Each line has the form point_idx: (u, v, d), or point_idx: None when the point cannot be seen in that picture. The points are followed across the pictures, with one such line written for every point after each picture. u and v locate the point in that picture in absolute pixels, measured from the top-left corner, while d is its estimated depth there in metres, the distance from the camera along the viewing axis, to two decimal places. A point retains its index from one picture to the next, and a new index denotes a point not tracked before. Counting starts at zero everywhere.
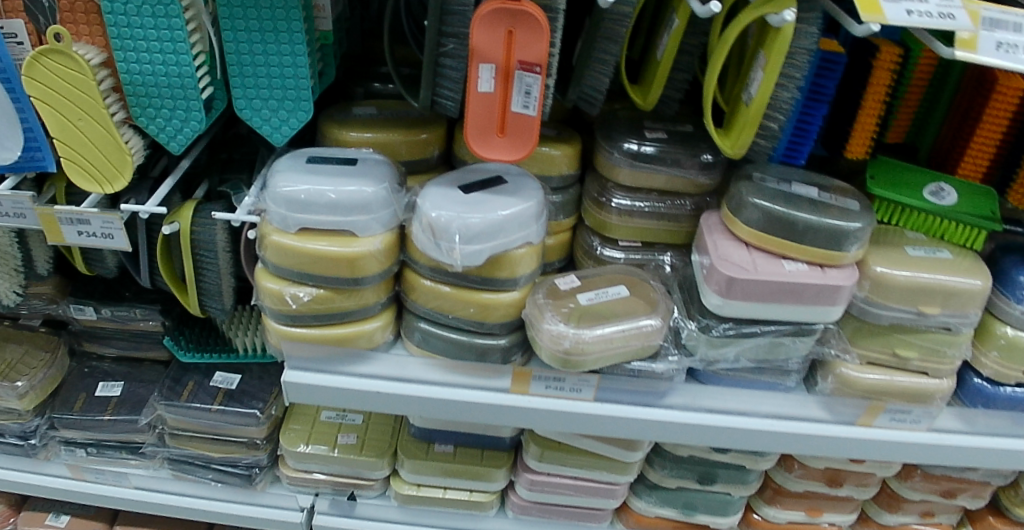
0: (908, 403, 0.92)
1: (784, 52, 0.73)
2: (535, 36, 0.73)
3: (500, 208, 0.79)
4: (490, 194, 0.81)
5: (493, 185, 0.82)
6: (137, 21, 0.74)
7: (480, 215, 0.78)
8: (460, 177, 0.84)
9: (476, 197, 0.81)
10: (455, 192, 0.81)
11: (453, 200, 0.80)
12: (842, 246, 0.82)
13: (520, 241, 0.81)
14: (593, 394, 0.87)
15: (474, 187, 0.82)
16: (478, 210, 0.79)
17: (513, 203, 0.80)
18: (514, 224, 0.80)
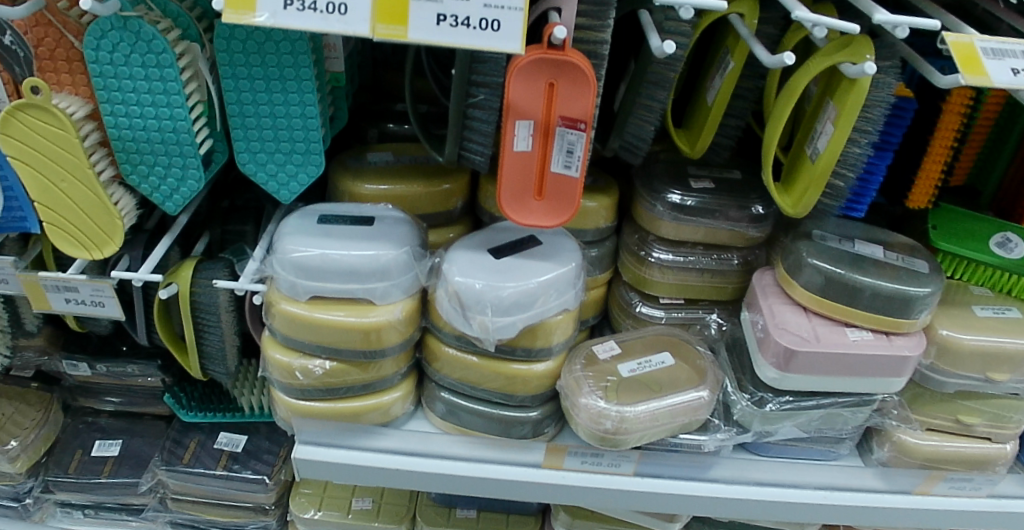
0: (969, 471, 0.85)
1: (860, 104, 0.66)
2: (580, 88, 0.64)
3: (536, 275, 0.71)
4: (523, 259, 0.73)
5: (526, 248, 0.75)
6: (125, 71, 0.65)
7: (514, 285, 0.70)
8: (489, 239, 0.76)
9: (507, 262, 0.73)
10: (484, 256, 0.73)
11: (482, 265, 0.72)
12: (909, 313, 0.75)
13: (555, 311, 0.73)
14: (633, 468, 0.80)
15: (505, 251, 0.74)
16: (512, 278, 0.71)
17: (549, 270, 0.72)
18: (550, 293, 0.72)
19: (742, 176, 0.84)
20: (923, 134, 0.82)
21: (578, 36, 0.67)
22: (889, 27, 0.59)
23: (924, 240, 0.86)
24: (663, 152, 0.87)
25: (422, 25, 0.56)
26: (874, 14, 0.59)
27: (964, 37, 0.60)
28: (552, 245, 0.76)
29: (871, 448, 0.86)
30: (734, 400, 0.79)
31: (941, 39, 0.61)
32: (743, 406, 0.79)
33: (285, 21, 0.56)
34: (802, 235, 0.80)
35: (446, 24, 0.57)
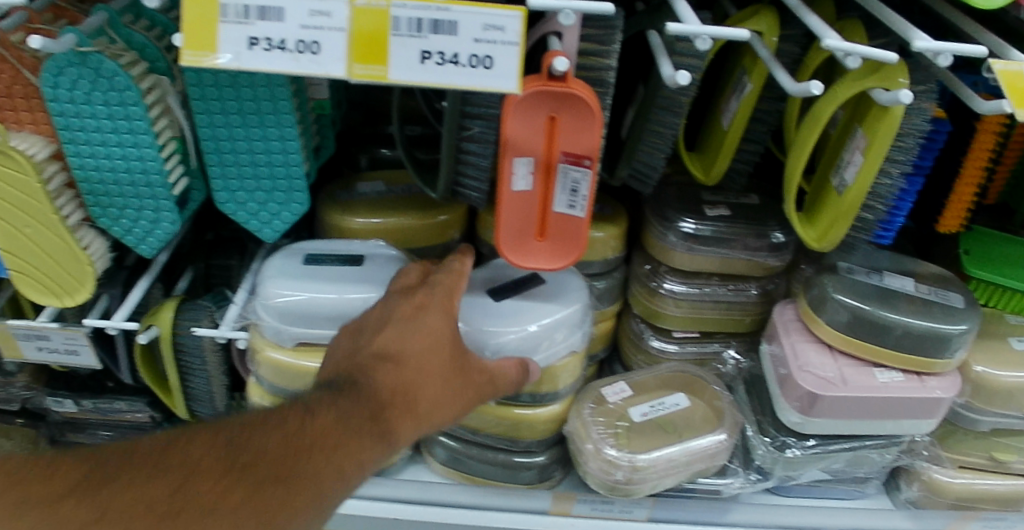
0: (1003, 510, 0.81)
1: (893, 134, 0.61)
2: (584, 122, 0.58)
3: (539, 319, 0.66)
4: (526, 299, 0.68)
5: (527, 287, 0.69)
6: (87, 111, 0.60)
7: (515, 330, 0.65)
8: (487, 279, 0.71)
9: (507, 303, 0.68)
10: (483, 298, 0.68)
11: (480, 309, 0.67)
12: (944, 353, 0.70)
13: (562, 353, 0.68)
14: (647, 514, 0.76)
15: (503, 291, 0.69)
16: (512, 322, 0.66)
17: (552, 309, 0.67)
18: (554, 334, 0.67)
19: (760, 200, 0.78)
20: (954, 157, 0.77)
21: (582, 63, 0.60)
22: (931, 54, 0.54)
23: (956, 265, 0.81)
24: (674, 174, 0.82)
25: (403, 64, 0.51)
26: (914, 41, 0.54)
27: (1013, 63, 0.55)
28: (556, 282, 0.70)
29: (899, 487, 0.82)
30: (754, 444, 0.75)
31: (988, 65, 0.56)
32: (764, 452, 0.74)
33: (250, 63, 0.51)
34: (827, 268, 0.74)
35: (432, 62, 0.51)
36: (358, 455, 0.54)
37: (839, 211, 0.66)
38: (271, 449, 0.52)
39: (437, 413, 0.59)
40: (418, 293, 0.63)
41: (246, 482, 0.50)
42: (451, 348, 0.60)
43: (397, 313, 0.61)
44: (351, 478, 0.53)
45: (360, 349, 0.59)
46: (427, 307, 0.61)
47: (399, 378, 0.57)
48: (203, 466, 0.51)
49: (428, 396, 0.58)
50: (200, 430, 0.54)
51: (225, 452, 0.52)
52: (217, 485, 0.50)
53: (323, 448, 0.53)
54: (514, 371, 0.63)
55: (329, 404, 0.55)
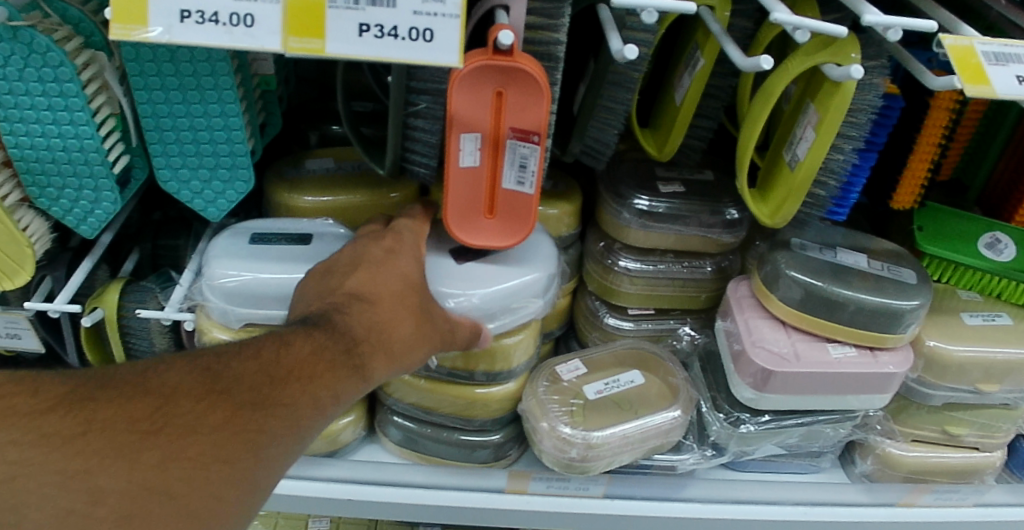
0: (955, 482, 0.82)
1: (845, 109, 0.61)
2: (532, 98, 0.57)
3: (486, 288, 0.65)
4: (481, 265, 0.67)
5: (489, 251, 0.68)
6: (19, 87, 0.58)
7: (456, 297, 0.64)
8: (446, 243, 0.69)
9: (470, 268, 0.66)
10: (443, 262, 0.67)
11: (444, 274, 0.66)
12: (894, 328, 0.70)
13: (525, 318, 0.68)
14: (603, 491, 0.76)
15: (465, 257, 0.68)
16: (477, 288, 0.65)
17: (517, 275, 0.66)
18: (519, 300, 0.66)
19: (714, 176, 0.78)
20: (907, 132, 0.77)
21: (529, 37, 0.59)
22: (881, 28, 0.53)
23: (909, 240, 0.81)
24: (629, 150, 0.81)
25: (341, 36, 0.48)
26: (864, 15, 0.53)
27: (963, 38, 0.55)
28: (520, 247, 0.69)
29: (854, 461, 0.83)
30: (708, 421, 0.75)
31: (938, 40, 0.55)
32: (718, 428, 0.75)
33: (182, 36, 0.48)
34: (781, 244, 0.74)
35: (370, 35, 0.48)
36: (335, 388, 0.54)
37: (791, 187, 0.66)
38: (248, 375, 0.51)
39: (408, 356, 0.59)
40: (389, 236, 0.64)
41: (228, 401, 0.49)
42: (421, 293, 0.61)
43: (370, 253, 0.62)
44: (326, 409, 0.53)
45: (331, 291, 0.59)
46: (397, 249, 0.63)
47: (374, 316, 0.58)
48: (184, 389, 0.49)
49: (405, 333, 0.59)
50: (176, 356, 0.51)
51: (204, 373, 0.50)
52: (197, 403, 0.48)
53: (300, 378, 0.52)
54: (468, 331, 0.63)
55: (307, 333, 0.55)
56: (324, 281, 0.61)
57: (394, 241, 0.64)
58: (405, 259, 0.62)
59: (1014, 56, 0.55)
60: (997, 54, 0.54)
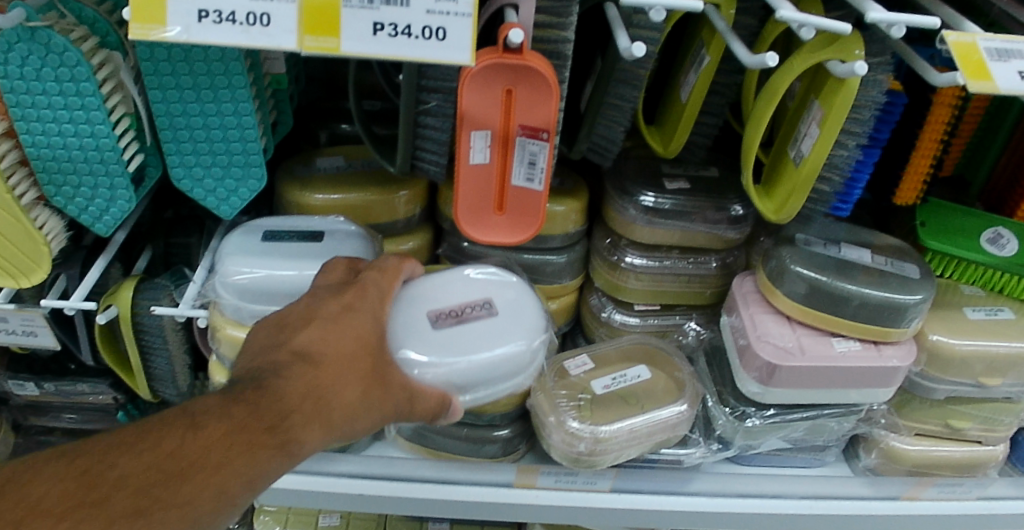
0: (958, 476, 0.83)
1: (848, 106, 0.62)
2: (541, 96, 0.58)
3: (455, 359, 0.60)
4: (457, 330, 0.61)
5: (474, 317, 0.62)
6: (36, 87, 0.59)
7: (419, 369, 0.59)
8: (431, 294, 0.64)
9: (450, 334, 0.61)
10: (418, 323, 0.61)
11: (413, 337, 0.60)
12: (898, 322, 0.71)
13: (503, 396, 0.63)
14: (610, 484, 0.77)
15: (448, 318, 0.62)
16: (452, 366, 0.60)
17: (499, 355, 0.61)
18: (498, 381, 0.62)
19: (719, 172, 0.79)
20: (909, 129, 0.78)
21: (538, 36, 0.60)
22: (884, 25, 0.54)
23: (912, 236, 0.82)
24: (634, 148, 0.82)
25: (357, 35, 0.49)
26: (868, 13, 0.54)
27: (965, 35, 0.56)
28: (504, 316, 0.63)
29: (858, 455, 0.84)
30: (714, 414, 0.76)
31: (941, 38, 0.56)
32: (724, 422, 0.75)
33: (200, 35, 0.49)
34: (785, 240, 0.75)
35: (385, 34, 0.49)
36: (250, 473, 0.50)
37: (795, 182, 0.67)
38: (136, 477, 0.48)
39: (346, 431, 0.55)
40: (350, 293, 0.60)
41: (105, 512, 0.46)
42: (366, 361, 0.56)
43: (315, 315, 0.57)
44: (233, 499, 0.50)
45: (278, 345, 0.55)
46: (356, 314, 0.58)
47: (312, 386, 0.53)
48: (50, 502, 0.46)
49: (347, 398, 0.54)
50: (50, 453, 0.49)
51: (79, 478, 0.47)
52: (68, 518, 0.46)
53: (200, 470, 0.49)
54: (434, 402, 0.59)
55: (219, 418, 0.51)
56: (268, 338, 0.56)
57: (350, 304, 0.58)
58: (368, 324, 0.58)
59: (1015, 52, 0.56)
60: (998, 50, 0.55)
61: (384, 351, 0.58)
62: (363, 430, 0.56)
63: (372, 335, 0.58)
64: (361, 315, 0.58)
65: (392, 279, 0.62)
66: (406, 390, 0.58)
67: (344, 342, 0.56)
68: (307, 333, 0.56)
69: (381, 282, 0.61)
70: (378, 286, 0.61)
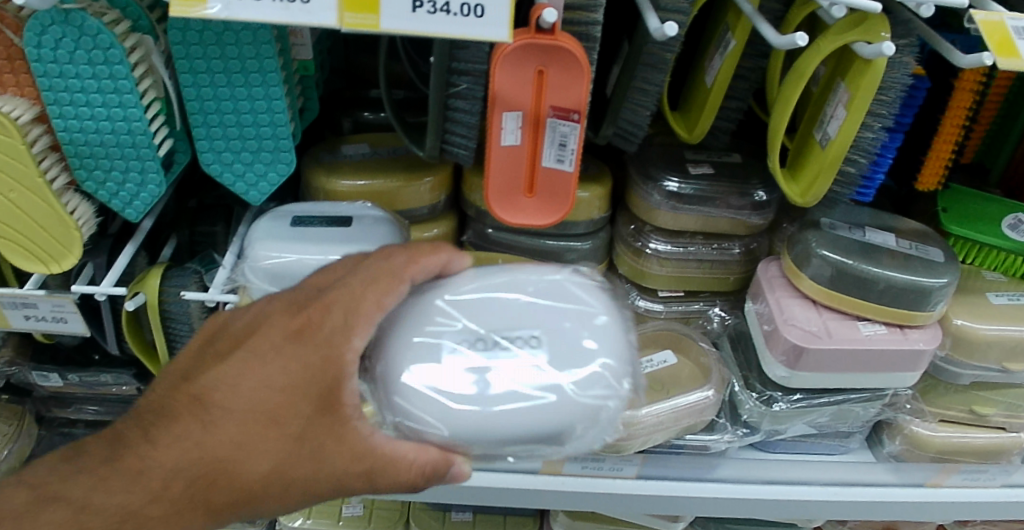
0: (983, 462, 0.82)
1: (875, 87, 0.62)
2: (572, 76, 0.58)
3: (461, 416, 0.53)
4: (480, 377, 0.53)
5: (509, 360, 0.53)
6: (70, 71, 0.59)
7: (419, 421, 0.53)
8: (462, 316, 0.55)
9: (465, 374, 0.53)
10: (436, 360, 0.54)
11: (424, 380, 0.53)
12: (925, 305, 0.71)
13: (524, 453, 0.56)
14: (636, 472, 0.78)
15: (472, 350, 0.54)
16: (460, 419, 0.53)
17: (516, 417, 0.52)
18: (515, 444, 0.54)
19: (743, 158, 0.79)
20: (931, 114, 0.79)
21: (568, 18, 0.60)
22: (914, 3, 0.55)
23: (933, 222, 0.83)
24: (657, 135, 0.82)
25: (395, 12, 0.49)
26: None
27: (993, 14, 0.56)
28: (549, 363, 0.53)
29: (882, 442, 0.83)
30: (741, 400, 0.76)
31: (968, 16, 0.57)
32: (751, 406, 0.75)
33: (239, 12, 0.49)
34: (810, 224, 0.75)
35: (423, 10, 0.50)
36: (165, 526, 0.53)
37: (821, 165, 0.67)
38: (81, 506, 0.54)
39: (275, 498, 0.52)
40: (304, 324, 0.52)
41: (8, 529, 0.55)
42: (284, 427, 0.51)
43: (238, 351, 0.52)
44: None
45: (188, 382, 0.53)
46: (300, 359, 0.51)
47: (222, 447, 0.51)
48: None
49: (255, 466, 0.51)
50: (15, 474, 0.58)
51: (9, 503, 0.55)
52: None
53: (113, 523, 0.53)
54: (408, 472, 0.52)
55: (141, 456, 0.53)
56: (194, 360, 0.55)
57: (290, 338, 0.52)
58: (310, 367, 0.51)
59: None
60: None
61: (324, 416, 0.51)
62: (303, 496, 0.53)
63: (298, 393, 0.51)
64: (298, 360, 0.51)
65: (383, 295, 0.53)
66: (350, 466, 0.52)
67: (260, 399, 0.51)
68: (218, 372, 0.52)
69: (359, 307, 0.52)
70: (353, 310, 0.52)
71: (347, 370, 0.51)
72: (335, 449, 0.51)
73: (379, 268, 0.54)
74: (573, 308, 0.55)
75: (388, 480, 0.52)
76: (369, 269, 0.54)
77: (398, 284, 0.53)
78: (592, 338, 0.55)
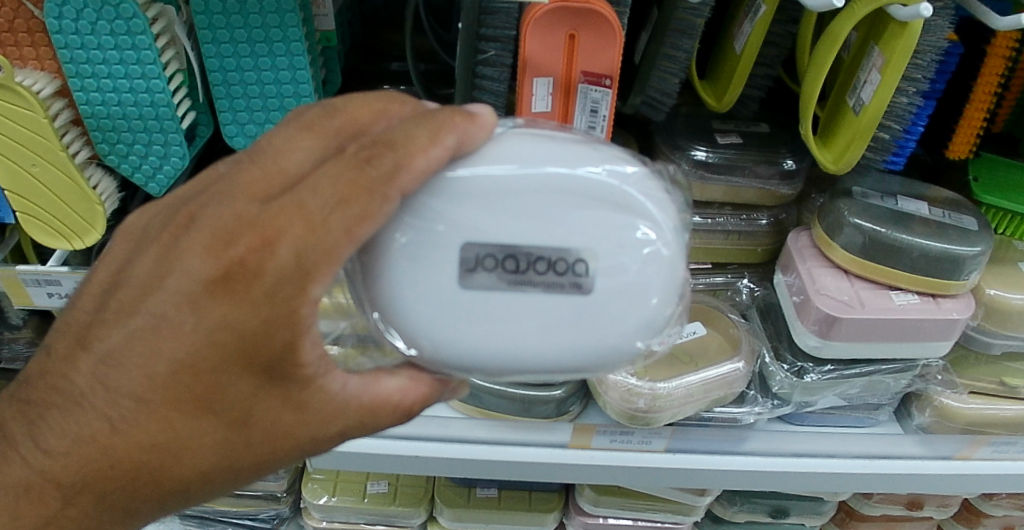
0: (1014, 434, 0.81)
1: (911, 51, 0.60)
2: (606, 40, 0.57)
3: (459, 336, 0.47)
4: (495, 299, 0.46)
5: (534, 285, 0.46)
6: (92, 41, 0.58)
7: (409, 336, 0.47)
8: (493, 227, 0.45)
9: (489, 307, 0.46)
10: (446, 272, 0.46)
11: (424, 294, 0.46)
12: (960, 274, 0.70)
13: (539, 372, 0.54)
14: (665, 445, 0.78)
15: (500, 277, 0.46)
16: (475, 354, 0.47)
17: (537, 360, 0.47)
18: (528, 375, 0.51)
19: (770, 128, 0.78)
20: (962, 81, 0.77)
21: None
22: None
23: (964, 191, 0.81)
24: (683, 105, 0.81)
25: None
26: None
27: None
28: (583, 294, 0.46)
29: (911, 414, 0.82)
30: (772, 371, 0.76)
31: None
32: (782, 378, 0.75)
33: None
34: (842, 193, 0.74)
35: None
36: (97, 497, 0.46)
37: (855, 130, 0.66)
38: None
39: (224, 478, 0.47)
40: (231, 269, 0.40)
41: None
42: (224, 410, 0.44)
43: (138, 319, 0.42)
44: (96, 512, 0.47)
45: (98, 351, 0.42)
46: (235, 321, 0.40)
47: (147, 441, 0.43)
48: None
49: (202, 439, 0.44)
50: None
51: None
52: None
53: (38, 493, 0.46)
54: (392, 416, 0.49)
55: (48, 452, 0.45)
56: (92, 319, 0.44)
57: (211, 291, 0.40)
58: (251, 332, 0.40)
59: None
60: None
61: (275, 386, 0.43)
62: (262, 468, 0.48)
63: (232, 371, 0.42)
64: (227, 324, 0.40)
65: (358, 221, 0.39)
66: (317, 432, 0.47)
67: (182, 388, 0.42)
68: (120, 340, 0.42)
69: (316, 242, 0.39)
70: (305, 249, 0.39)
71: (305, 323, 0.41)
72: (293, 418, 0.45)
73: (347, 175, 0.39)
74: (631, 226, 0.46)
75: (369, 426, 0.48)
76: (336, 167, 0.40)
77: (382, 203, 0.39)
78: (645, 269, 0.47)
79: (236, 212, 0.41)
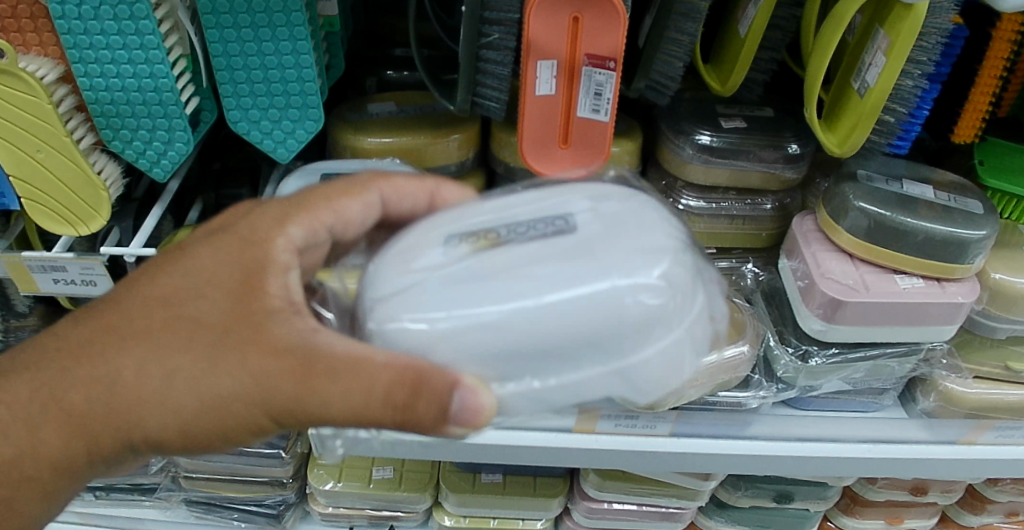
0: (1019, 418, 0.80)
1: (917, 34, 0.60)
2: (609, 23, 0.57)
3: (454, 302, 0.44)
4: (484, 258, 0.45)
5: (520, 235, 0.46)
6: (95, 26, 0.58)
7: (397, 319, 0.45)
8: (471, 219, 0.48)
9: (477, 266, 0.45)
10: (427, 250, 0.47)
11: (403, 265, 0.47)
12: (966, 258, 0.69)
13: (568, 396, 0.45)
14: (670, 429, 0.78)
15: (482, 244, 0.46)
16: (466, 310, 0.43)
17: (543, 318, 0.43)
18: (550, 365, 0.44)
19: (775, 113, 0.78)
20: (968, 64, 0.76)
21: None
22: None
23: (969, 175, 0.81)
24: (686, 90, 0.81)
25: None
26: None
27: None
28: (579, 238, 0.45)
29: (915, 398, 0.83)
30: (777, 355, 0.76)
31: None
32: (787, 361, 0.75)
33: None
34: (847, 177, 0.73)
35: None
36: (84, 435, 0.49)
37: (860, 114, 0.66)
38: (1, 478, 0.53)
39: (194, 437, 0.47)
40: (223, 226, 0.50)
41: None
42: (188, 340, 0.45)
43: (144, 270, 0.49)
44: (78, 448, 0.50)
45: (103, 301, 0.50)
46: (217, 256, 0.47)
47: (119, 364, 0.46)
48: None
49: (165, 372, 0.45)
50: None
51: None
52: None
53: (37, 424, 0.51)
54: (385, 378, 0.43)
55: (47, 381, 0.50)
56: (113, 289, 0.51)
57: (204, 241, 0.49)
58: (225, 267, 0.47)
59: None
60: None
61: (240, 312, 0.45)
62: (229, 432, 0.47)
63: (199, 299, 0.46)
64: (209, 259, 0.47)
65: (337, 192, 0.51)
66: (274, 384, 0.44)
67: (162, 318, 0.46)
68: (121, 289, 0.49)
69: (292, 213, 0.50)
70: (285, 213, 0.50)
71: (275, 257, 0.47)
72: (247, 369, 0.44)
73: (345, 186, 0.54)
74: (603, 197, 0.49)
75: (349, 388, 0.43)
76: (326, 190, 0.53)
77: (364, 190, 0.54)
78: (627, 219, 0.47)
79: (268, 217, 0.49)
